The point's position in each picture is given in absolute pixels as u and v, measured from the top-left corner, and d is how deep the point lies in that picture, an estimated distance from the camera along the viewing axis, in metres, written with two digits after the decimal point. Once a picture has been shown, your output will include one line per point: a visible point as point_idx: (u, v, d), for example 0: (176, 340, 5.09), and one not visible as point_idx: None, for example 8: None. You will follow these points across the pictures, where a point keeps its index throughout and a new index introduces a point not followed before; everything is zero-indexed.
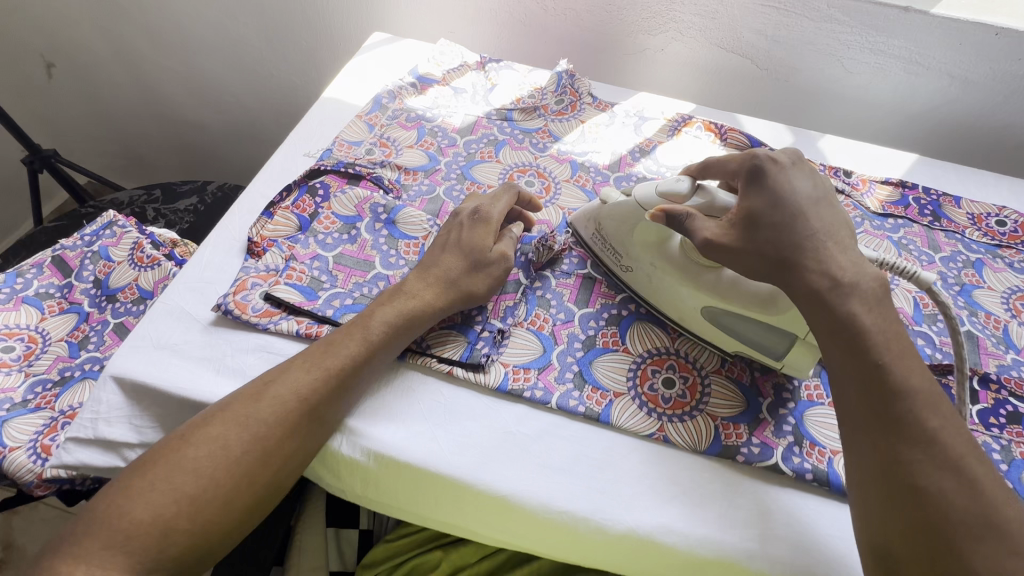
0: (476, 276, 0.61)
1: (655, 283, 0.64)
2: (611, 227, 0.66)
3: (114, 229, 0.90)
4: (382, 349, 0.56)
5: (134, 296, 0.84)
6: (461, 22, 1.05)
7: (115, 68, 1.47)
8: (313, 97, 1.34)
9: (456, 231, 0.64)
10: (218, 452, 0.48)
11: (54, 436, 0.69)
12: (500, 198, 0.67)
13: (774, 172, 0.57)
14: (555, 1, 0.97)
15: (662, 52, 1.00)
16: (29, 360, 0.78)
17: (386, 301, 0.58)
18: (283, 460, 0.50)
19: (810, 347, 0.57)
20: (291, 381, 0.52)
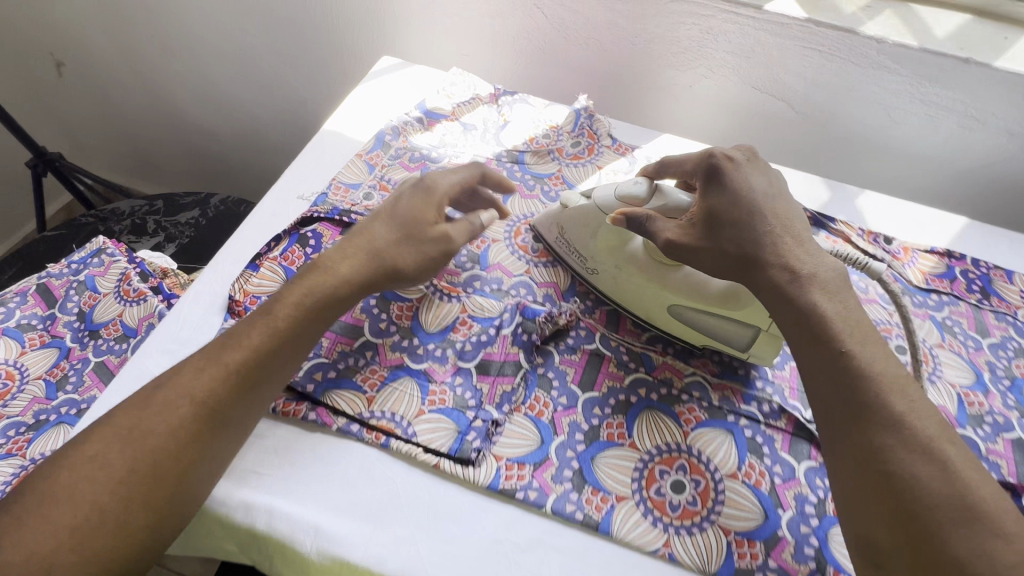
0: (404, 249, 0.58)
1: (621, 282, 0.65)
2: (572, 230, 0.68)
3: (102, 256, 0.86)
4: (287, 333, 0.54)
5: (118, 332, 0.80)
6: (475, 45, 0.98)
7: (122, 70, 1.40)
8: (321, 111, 1.27)
9: (393, 201, 0.62)
10: (100, 471, 0.45)
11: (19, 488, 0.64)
12: (456, 172, 0.65)
13: (729, 170, 0.59)
14: (577, 30, 0.90)
15: (690, 89, 0.93)
16: (5, 399, 0.74)
17: (290, 285, 0.56)
18: (180, 467, 0.47)
19: (774, 337, 0.59)
20: (182, 383, 0.50)
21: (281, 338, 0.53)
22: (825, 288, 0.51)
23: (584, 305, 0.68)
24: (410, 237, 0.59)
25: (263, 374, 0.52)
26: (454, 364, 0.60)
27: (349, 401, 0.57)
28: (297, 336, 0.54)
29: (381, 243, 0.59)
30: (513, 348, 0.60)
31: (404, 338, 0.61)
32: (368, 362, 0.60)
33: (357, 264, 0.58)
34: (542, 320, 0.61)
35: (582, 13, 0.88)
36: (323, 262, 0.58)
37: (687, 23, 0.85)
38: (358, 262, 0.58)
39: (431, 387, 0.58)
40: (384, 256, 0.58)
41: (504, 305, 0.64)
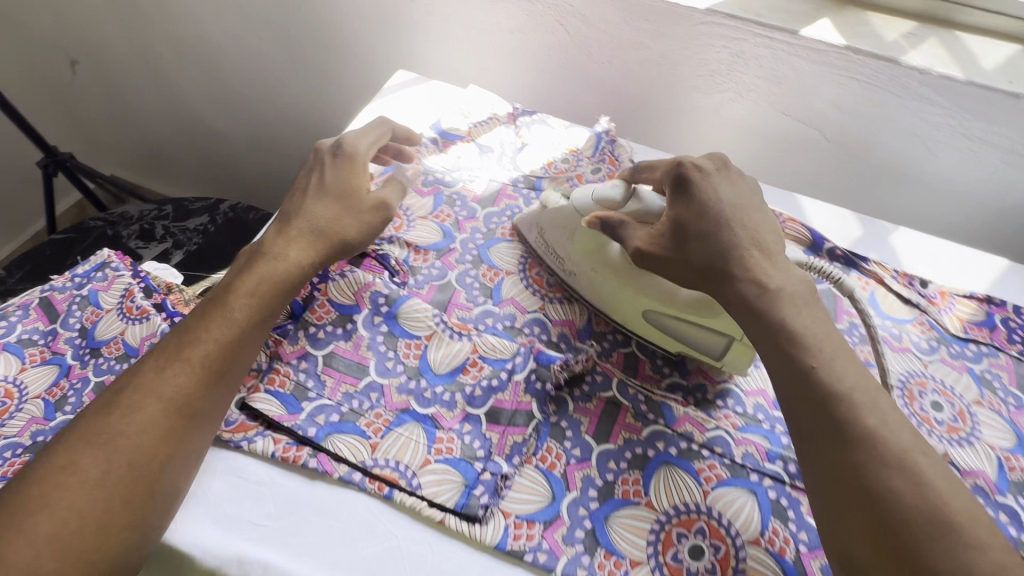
0: (346, 221, 0.61)
1: (597, 285, 0.65)
2: (552, 231, 0.68)
3: (106, 270, 0.84)
4: (247, 324, 0.54)
5: (119, 351, 0.77)
6: (492, 61, 0.95)
7: (136, 69, 1.36)
8: (334, 119, 1.23)
9: (319, 174, 0.63)
10: (72, 478, 0.45)
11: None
12: (366, 137, 0.67)
13: (698, 180, 0.58)
14: (601, 49, 0.86)
15: (716, 114, 0.89)
16: (2, 418, 0.72)
17: (237, 275, 0.57)
18: (155, 463, 0.48)
19: (746, 348, 0.58)
20: (145, 382, 0.50)
21: (240, 329, 0.54)
22: (794, 303, 0.51)
23: (601, 346, 0.65)
24: (347, 207, 0.61)
25: (226, 365, 0.53)
26: (463, 409, 0.57)
27: (351, 448, 0.54)
28: (255, 325, 0.55)
29: (319, 218, 0.60)
30: (525, 396, 0.57)
31: (412, 379, 0.59)
32: (372, 405, 0.57)
33: (303, 244, 0.59)
34: (557, 369, 0.58)
35: (607, 33, 0.84)
36: (267, 249, 0.58)
37: (717, 46, 0.81)
38: (303, 244, 0.59)
39: (438, 433, 0.56)
40: (330, 232, 0.59)
41: (517, 346, 0.61)
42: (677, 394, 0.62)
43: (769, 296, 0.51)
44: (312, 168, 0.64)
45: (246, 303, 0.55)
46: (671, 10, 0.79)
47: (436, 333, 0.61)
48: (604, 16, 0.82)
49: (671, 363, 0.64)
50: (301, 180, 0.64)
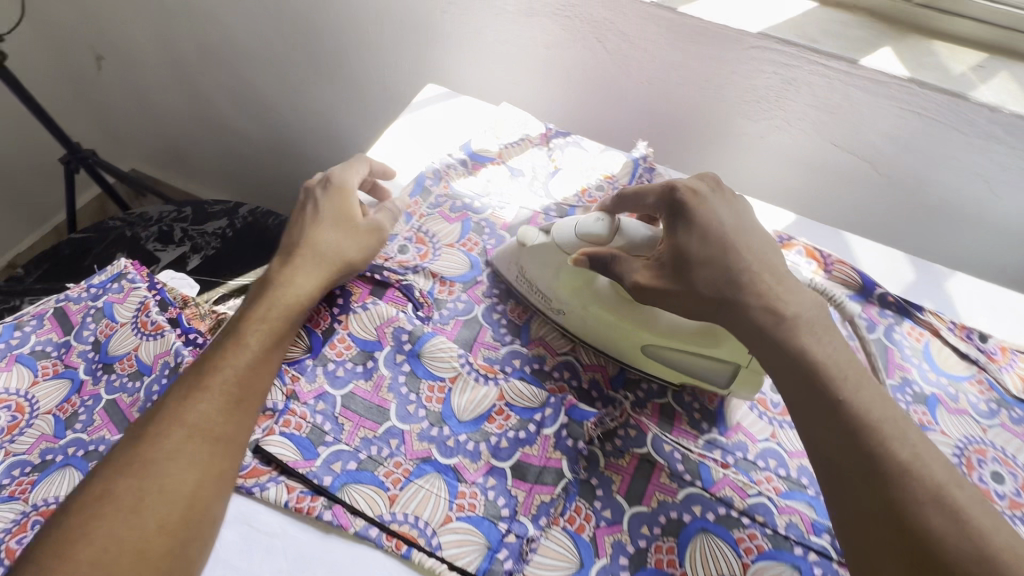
0: (347, 244, 0.61)
1: (589, 322, 0.62)
2: (533, 269, 0.63)
3: (122, 282, 0.81)
4: (267, 346, 0.53)
5: (132, 368, 0.74)
6: (524, 74, 0.91)
7: (159, 67, 1.34)
8: (356, 125, 1.19)
9: (313, 208, 0.64)
10: (109, 509, 0.43)
11: (20, 538, 0.62)
12: (353, 168, 0.68)
13: (695, 206, 0.57)
14: (641, 68, 0.82)
15: (761, 141, 0.84)
16: (12, 434, 0.70)
17: (252, 304, 0.56)
18: (190, 488, 0.45)
19: (755, 374, 0.57)
20: (171, 410, 0.48)
21: (259, 350, 0.52)
22: (810, 330, 0.50)
23: (634, 396, 0.61)
24: (347, 230, 0.61)
25: (249, 387, 0.51)
26: (487, 462, 0.54)
27: (368, 500, 0.51)
28: (271, 347, 0.53)
29: (322, 243, 0.60)
30: (555, 453, 0.54)
31: (434, 426, 0.55)
32: (392, 452, 0.54)
33: (309, 269, 0.58)
34: (591, 426, 0.55)
35: (648, 52, 0.79)
36: (276, 278, 0.58)
37: (766, 71, 0.75)
38: (310, 268, 0.58)
39: (460, 487, 0.52)
40: (334, 258, 0.59)
41: (547, 394, 0.57)
42: (715, 453, 0.58)
43: (795, 342, 0.49)
44: (304, 205, 0.65)
45: (262, 327, 0.54)
46: (720, 32, 0.73)
47: (461, 376, 0.58)
48: (646, 35, 0.77)
49: (709, 418, 0.60)
50: (296, 217, 0.65)
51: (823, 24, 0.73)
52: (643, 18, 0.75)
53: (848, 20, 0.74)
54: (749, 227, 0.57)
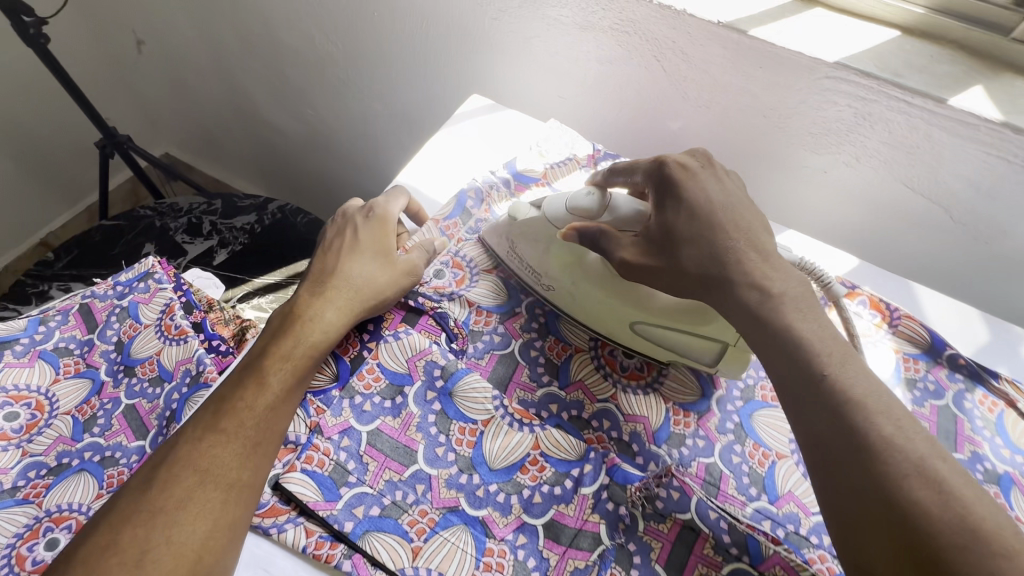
0: (383, 280, 0.59)
1: (579, 295, 0.63)
2: (523, 244, 0.65)
3: (149, 281, 0.75)
4: (288, 386, 0.51)
5: (153, 374, 0.68)
6: (573, 87, 0.86)
7: (198, 55, 1.32)
8: (393, 126, 1.16)
9: (350, 237, 0.62)
10: (114, 560, 0.41)
11: (33, 545, 0.56)
12: (397, 198, 0.67)
13: (684, 181, 0.57)
14: (700, 91, 0.76)
15: (824, 175, 0.78)
16: (30, 433, 0.64)
17: (275, 340, 0.54)
18: (199, 540, 0.43)
19: (742, 353, 0.56)
20: (184, 454, 0.46)
21: (278, 391, 0.50)
22: (795, 308, 0.48)
23: (679, 452, 0.56)
24: (384, 265, 0.60)
25: (267, 429, 0.49)
26: (518, 517, 0.50)
27: (390, 550, 0.48)
28: (291, 388, 0.51)
29: (356, 276, 0.58)
30: (592, 516, 0.50)
31: (464, 473, 0.52)
32: (417, 498, 0.50)
33: (339, 304, 0.57)
34: (635, 490, 0.51)
35: (710, 74, 0.73)
36: (303, 312, 0.56)
37: (839, 104, 0.69)
38: (339, 303, 0.56)
39: (488, 543, 0.49)
40: (364, 291, 0.58)
41: (585, 446, 0.54)
42: (765, 525, 0.52)
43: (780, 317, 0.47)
44: (342, 229, 0.64)
45: (285, 365, 0.52)
46: (792, 59, 0.67)
47: (494, 419, 0.54)
48: (709, 57, 0.71)
49: (759, 483, 0.55)
50: (331, 241, 0.63)
51: (906, 56, 0.66)
52: (708, 38, 0.70)
53: (935, 53, 0.67)
54: (745, 207, 0.56)
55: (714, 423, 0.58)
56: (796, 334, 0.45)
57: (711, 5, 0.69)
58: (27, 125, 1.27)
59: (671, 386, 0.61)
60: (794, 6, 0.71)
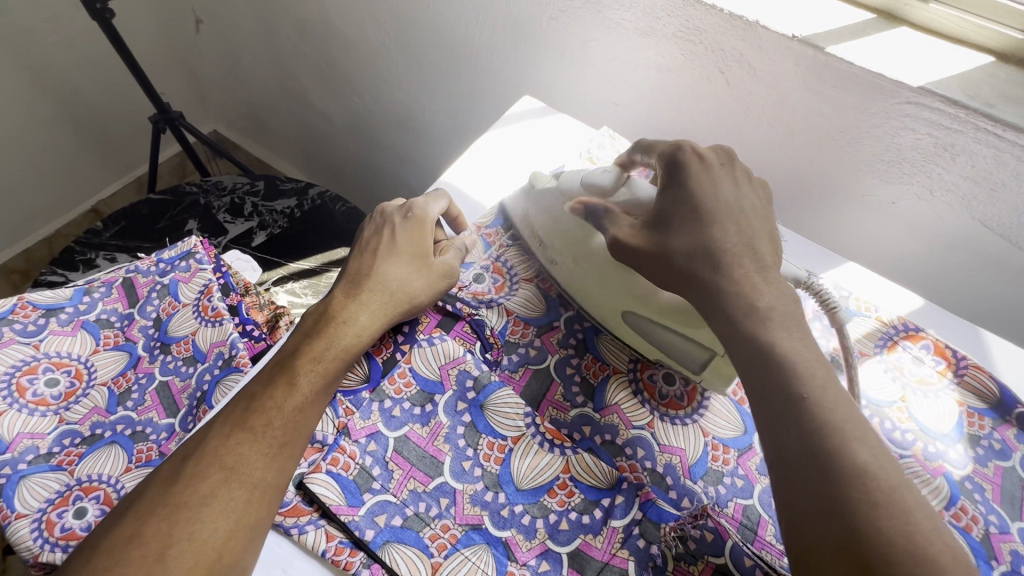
0: (418, 285, 0.58)
1: (578, 277, 0.63)
2: (538, 215, 0.67)
3: (190, 261, 0.74)
4: (318, 388, 0.50)
5: (188, 353, 0.67)
6: (628, 93, 0.83)
7: (253, 36, 1.33)
8: (438, 120, 1.14)
9: (387, 238, 0.61)
10: (136, 554, 0.41)
11: (63, 512, 0.56)
12: (437, 199, 0.65)
13: (694, 168, 0.54)
14: (764, 107, 0.72)
15: (891, 206, 0.73)
16: (68, 401, 0.63)
17: (308, 340, 0.53)
18: (220, 539, 0.42)
19: (726, 366, 0.54)
20: (211, 450, 0.46)
21: (308, 392, 0.50)
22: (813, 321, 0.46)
23: (715, 490, 0.53)
24: (420, 269, 0.59)
25: (295, 430, 0.48)
26: (543, 542, 0.49)
27: (409, 563, 0.47)
28: (321, 389, 0.50)
29: (391, 279, 0.57)
30: (621, 551, 0.48)
31: (489, 490, 0.50)
32: (440, 513, 0.49)
33: (374, 306, 0.55)
34: (669, 529, 0.48)
35: (777, 90, 0.69)
36: (337, 313, 0.55)
37: (918, 131, 0.64)
38: (373, 306, 0.55)
39: (509, 566, 0.48)
40: (400, 296, 0.56)
41: (618, 475, 0.51)
42: None
43: (797, 332, 0.45)
44: (380, 228, 0.63)
45: (317, 367, 0.51)
46: (871, 80, 0.62)
47: (524, 437, 0.53)
48: (778, 72, 0.67)
49: None
50: (368, 240, 0.62)
51: (999, 84, 0.61)
52: (781, 53, 0.65)
53: None
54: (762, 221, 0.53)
55: (754, 463, 0.55)
56: (809, 353, 0.43)
57: (786, 18, 0.65)
58: (86, 96, 1.31)
59: (711, 418, 0.57)
60: (876, 23, 0.66)
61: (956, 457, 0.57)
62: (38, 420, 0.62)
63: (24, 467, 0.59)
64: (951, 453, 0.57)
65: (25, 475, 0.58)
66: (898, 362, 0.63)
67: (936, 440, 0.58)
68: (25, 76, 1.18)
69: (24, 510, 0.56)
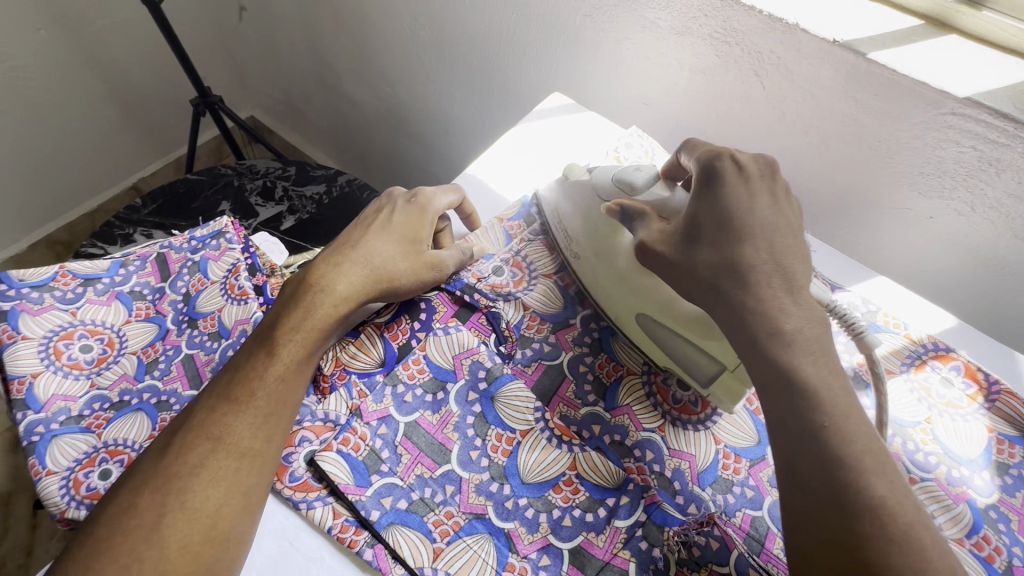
0: (401, 265, 0.59)
1: (597, 272, 0.63)
2: (566, 211, 0.66)
3: (220, 240, 0.76)
4: (296, 360, 0.52)
5: (213, 329, 0.69)
6: (660, 94, 0.82)
7: (293, 24, 1.36)
8: (468, 113, 1.15)
9: (384, 217, 0.63)
10: (133, 522, 0.44)
11: (89, 472, 0.59)
12: (448, 193, 0.66)
13: (733, 180, 0.53)
14: (799, 113, 0.70)
15: (929, 221, 0.70)
16: (100, 367, 0.66)
17: (285, 311, 0.54)
18: (213, 507, 0.45)
19: (738, 380, 0.52)
20: (198, 421, 0.49)
21: (290, 362, 0.52)
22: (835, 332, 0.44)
23: (723, 499, 0.52)
24: (406, 251, 0.60)
25: (279, 399, 0.50)
26: (545, 537, 0.49)
27: (412, 546, 0.48)
28: (303, 360, 0.53)
29: (375, 255, 0.59)
30: (623, 552, 0.49)
31: (495, 481, 0.51)
32: (445, 499, 0.50)
33: (355, 278, 0.57)
34: (673, 533, 0.49)
35: (814, 96, 0.67)
36: (315, 281, 0.56)
37: (961, 144, 0.61)
38: (353, 276, 0.57)
39: (510, 558, 0.48)
40: (381, 273, 0.58)
41: (624, 476, 0.52)
42: None
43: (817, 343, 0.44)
44: (381, 207, 0.65)
45: (295, 336, 0.52)
46: (913, 89, 0.60)
47: (532, 431, 0.53)
48: (817, 78, 0.66)
49: None
50: (366, 217, 0.64)
51: None
52: (819, 58, 0.64)
53: None
54: (786, 228, 0.51)
55: (766, 474, 0.54)
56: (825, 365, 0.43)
57: (828, 21, 0.63)
58: (134, 77, 1.36)
59: (724, 425, 0.56)
60: (924, 30, 0.63)
61: (982, 483, 0.55)
62: (72, 383, 0.64)
63: (55, 427, 0.61)
64: (977, 480, 0.55)
65: (57, 435, 0.61)
66: (925, 383, 0.61)
67: (961, 465, 0.56)
68: (78, 57, 1.23)
69: (55, 468, 0.59)
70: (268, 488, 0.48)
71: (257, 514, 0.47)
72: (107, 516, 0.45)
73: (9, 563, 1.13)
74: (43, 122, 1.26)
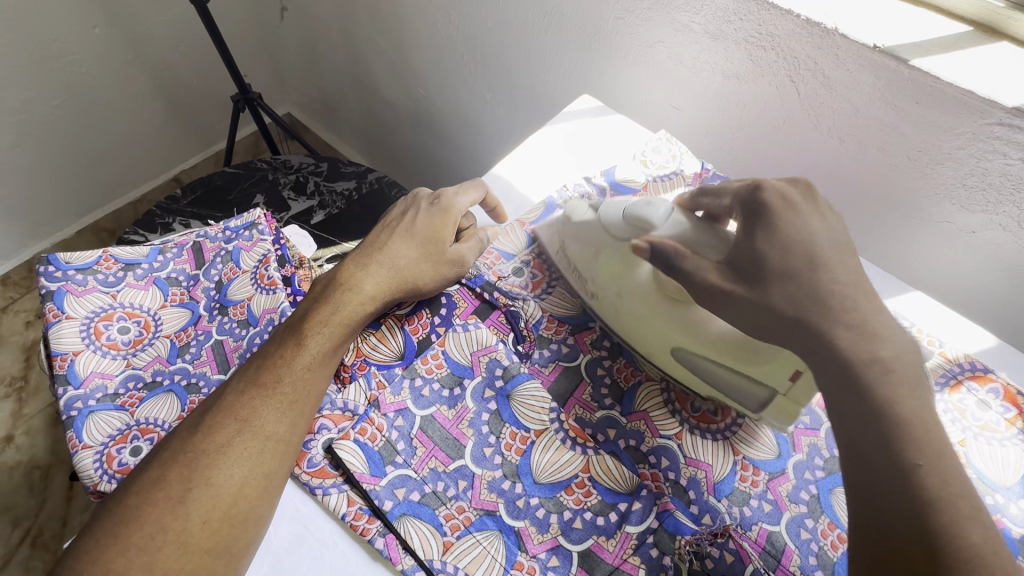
0: (424, 267, 0.59)
1: (620, 312, 0.58)
2: (573, 246, 0.63)
3: (253, 231, 0.78)
4: (324, 350, 0.54)
5: (242, 316, 0.71)
6: (693, 99, 0.81)
7: (332, 25, 1.39)
8: (498, 115, 1.15)
9: (409, 219, 0.64)
10: (160, 494, 0.46)
11: (121, 448, 0.62)
12: (468, 192, 0.67)
13: (782, 210, 0.49)
14: (835, 120, 0.68)
15: (971, 236, 0.67)
16: (136, 348, 0.69)
17: (316, 306, 0.57)
18: (236, 487, 0.47)
19: (793, 404, 0.50)
20: (226, 404, 0.51)
21: (316, 353, 0.53)
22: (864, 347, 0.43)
23: (739, 511, 0.51)
24: (430, 252, 0.60)
25: (304, 388, 0.52)
26: (555, 538, 0.49)
27: (422, 539, 0.49)
28: (329, 353, 0.54)
29: (398, 258, 0.60)
30: (633, 558, 0.48)
31: (507, 479, 0.51)
32: (457, 494, 0.50)
33: (379, 277, 0.58)
34: (684, 542, 0.49)
35: (851, 103, 0.65)
36: (345, 280, 0.58)
37: (1009, 156, 0.58)
38: (380, 277, 0.58)
39: (519, 557, 0.48)
40: (406, 275, 0.59)
41: (638, 482, 0.51)
42: None
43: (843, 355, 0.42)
44: (407, 210, 0.66)
45: (323, 330, 0.54)
46: (959, 98, 0.58)
47: (547, 432, 0.53)
48: (855, 85, 0.64)
49: (827, 567, 0.48)
50: (393, 218, 0.66)
51: None
52: (858, 65, 0.62)
53: None
54: (830, 238, 0.48)
55: (786, 489, 0.52)
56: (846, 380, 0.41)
57: (870, 27, 0.61)
58: (180, 73, 1.42)
59: (744, 437, 0.55)
60: (973, 37, 0.61)
61: (1018, 513, 0.52)
62: (109, 362, 0.67)
63: (92, 403, 0.64)
64: (1012, 508, 0.53)
65: (93, 410, 0.64)
66: (960, 404, 0.58)
67: (996, 492, 0.53)
68: (129, 53, 1.29)
69: (90, 442, 0.61)
70: (286, 474, 0.50)
71: (273, 499, 0.49)
72: (136, 490, 0.46)
73: (44, 533, 1.19)
74: (94, 114, 1.33)
